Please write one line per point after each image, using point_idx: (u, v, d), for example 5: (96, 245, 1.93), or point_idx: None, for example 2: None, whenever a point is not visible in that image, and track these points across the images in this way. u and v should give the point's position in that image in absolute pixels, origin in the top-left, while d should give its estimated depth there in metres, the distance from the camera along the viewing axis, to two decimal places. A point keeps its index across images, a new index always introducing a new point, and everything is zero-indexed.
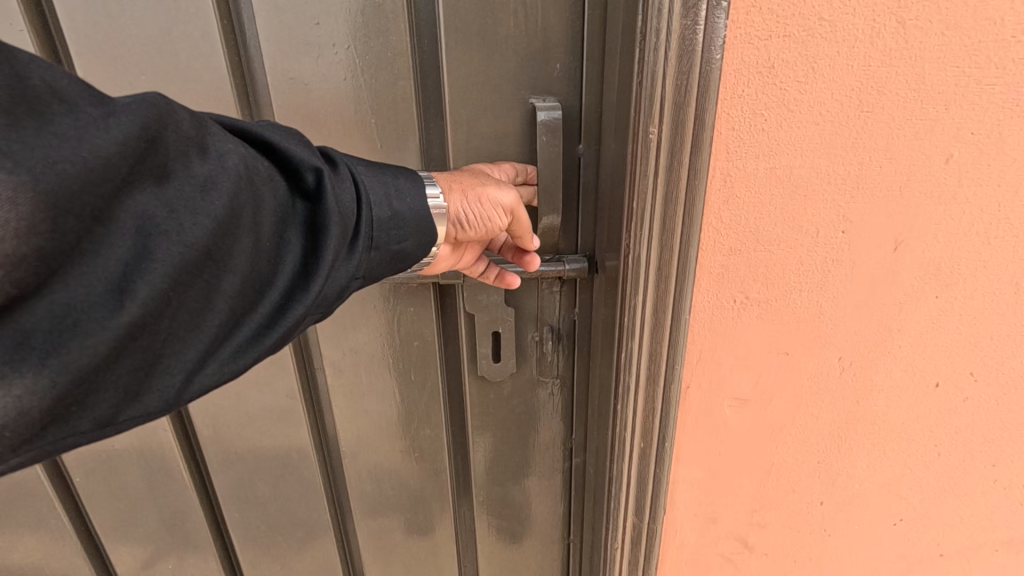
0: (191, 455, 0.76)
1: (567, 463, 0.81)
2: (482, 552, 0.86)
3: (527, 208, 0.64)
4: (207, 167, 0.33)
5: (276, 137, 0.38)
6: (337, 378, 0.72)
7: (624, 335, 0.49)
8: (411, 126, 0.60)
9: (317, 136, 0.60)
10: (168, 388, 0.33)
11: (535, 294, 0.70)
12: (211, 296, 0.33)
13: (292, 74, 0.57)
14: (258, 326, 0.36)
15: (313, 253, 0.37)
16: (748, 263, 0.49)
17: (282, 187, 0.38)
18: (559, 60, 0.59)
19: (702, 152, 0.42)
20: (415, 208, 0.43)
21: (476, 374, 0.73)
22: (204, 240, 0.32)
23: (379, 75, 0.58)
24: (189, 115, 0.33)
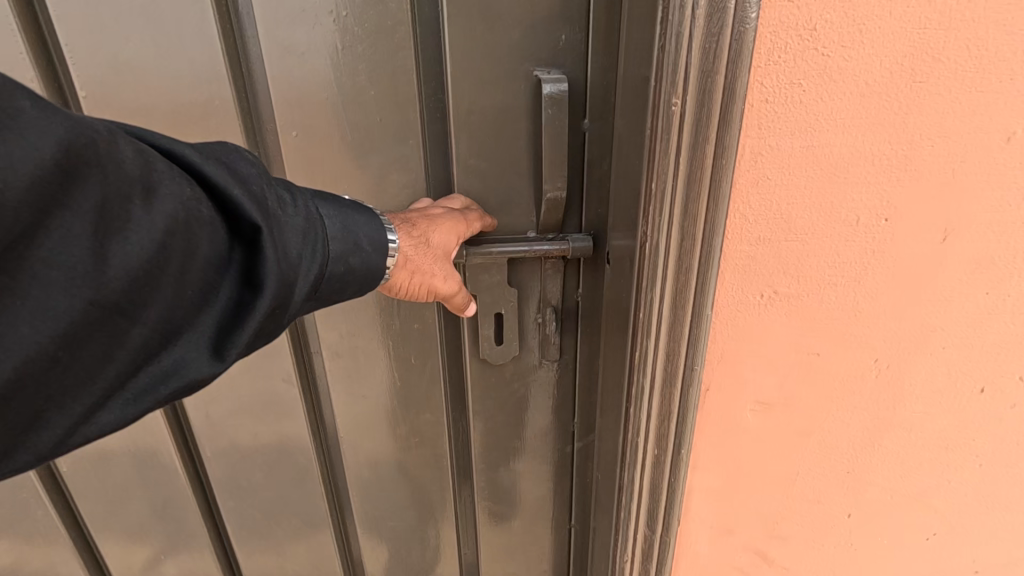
0: (183, 443, 0.73)
1: (569, 448, 0.79)
2: (483, 545, 0.83)
3: (532, 181, 0.63)
4: (142, 214, 0.30)
5: (225, 174, 0.35)
6: (333, 366, 0.69)
7: (637, 333, 0.45)
8: (411, 101, 0.57)
9: (313, 110, 0.56)
10: (46, 442, 0.31)
11: (539, 274, 0.67)
12: (113, 350, 0.31)
13: (286, 43, 0.53)
14: (160, 381, 0.33)
15: (241, 306, 0.35)
16: (778, 255, 0.43)
17: (222, 228, 0.35)
18: (565, 31, 0.57)
19: (732, 127, 0.37)
20: (369, 262, 0.45)
21: (478, 356, 0.70)
22: (115, 296, 0.30)
23: (378, 45, 0.54)
24: (132, 152, 0.31)
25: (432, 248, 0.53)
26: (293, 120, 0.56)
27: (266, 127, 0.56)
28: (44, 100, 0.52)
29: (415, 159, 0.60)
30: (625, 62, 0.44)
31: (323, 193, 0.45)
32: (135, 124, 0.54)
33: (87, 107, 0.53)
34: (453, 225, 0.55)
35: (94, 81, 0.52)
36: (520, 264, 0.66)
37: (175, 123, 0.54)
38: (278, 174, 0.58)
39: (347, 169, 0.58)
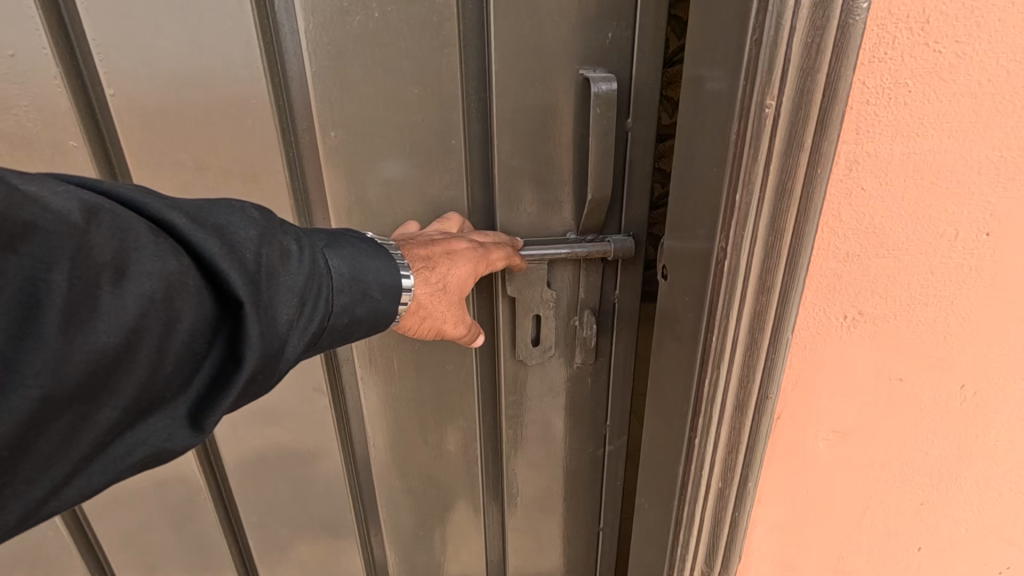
0: (205, 458, 0.70)
1: (599, 446, 0.83)
2: (512, 542, 0.86)
3: (576, 183, 0.65)
4: (113, 301, 0.33)
5: (213, 245, 0.38)
6: (370, 371, 0.69)
7: (709, 362, 0.41)
8: (455, 98, 0.58)
9: (355, 109, 0.56)
10: (19, 510, 0.34)
11: (577, 278, 0.71)
12: (80, 427, 0.33)
13: (332, 40, 0.53)
14: (135, 447, 0.37)
15: (222, 376, 0.39)
16: (866, 272, 0.40)
17: (208, 300, 0.38)
18: (611, 30, 0.61)
19: (831, 133, 0.33)
20: (372, 309, 0.49)
21: (515, 357, 0.73)
22: (82, 381, 0.32)
23: (424, 41, 0.55)
24: (108, 240, 0.34)
25: (448, 291, 0.57)
26: (331, 119, 0.56)
27: (304, 125, 0.56)
28: (67, 98, 0.51)
29: (456, 157, 0.61)
30: (690, 52, 0.39)
31: (320, 239, 0.48)
32: (166, 121, 0.53)
33: (115, 104, 0.52)
34: (474, 265, 0.58)
35: (122, 77, 0.51)
36: (560, 269, 0.70)
37: (209, 121, 0.54)
38: (317, 173, 0.58)
39: (389, 167, 0.59)
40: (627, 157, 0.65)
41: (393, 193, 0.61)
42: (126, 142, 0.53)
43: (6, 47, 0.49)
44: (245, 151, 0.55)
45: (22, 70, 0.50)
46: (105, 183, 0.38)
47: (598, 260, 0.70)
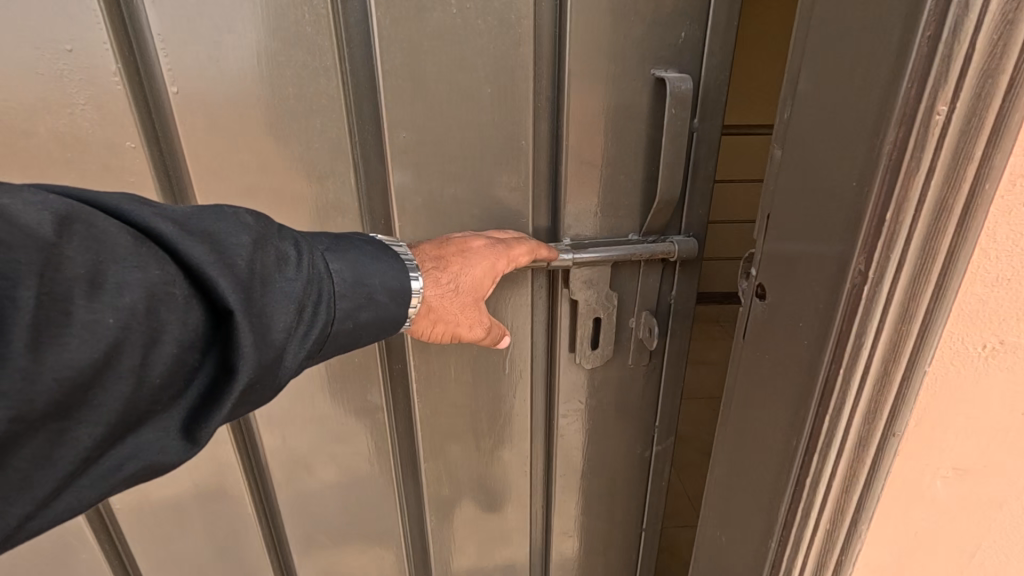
0: (249, 470, 0.70)
1: (649, 453, 0.82)
2: (558, 549, 0.86)
3: (644, 185, 0.62)
4: (89, 311, 0.32)
5: (199, 255, 0.37)
6: (425, 377, 0.68)
7: (842, 393, 0.38)
8: (526, 98, 0.55)
9: (424, 109, 0.54)
10: None
11: (637, 280, 0.67)
12: (60, 447, 0.32)
13: (406, 39, 0.51)
14: (125, 463, 0.36)
15: (215, 387, 0.38)
16: (1013, 299, 0.36)
17: (197, 310, 0.37)
18: (685, 27, 0.55)
19: (1004, 142, 0.31)
20: (377, 313, 0.48)
21: (573, 361, 0.70)
22: (59, 398, 0.31)
23: (498, 38, 0.52)
24: (82, 250, 0.33)
25: (462, 292, 0.56)
26: (402, 119, 0.54)
27: (370, 126, 0.55)
28: (127, 96, 0.49)
29: (524, 161, 0.58)
30: (784, 87, 0.40)
31: (317, 244, 0.47)
32: (231, 122, 0.51)
33: (176, 102, 0.50)
34: (490, 263, 0.56)
35: (187, 76, 0.49)
36: (622, 271, 0.66)
37: (276, 123, 0.52)
38: (384, 175, 0.57)
39: (454, 169, 0.57)
40: (695, 157, 0.61)
41: (457, 195, 0.59)
42: (190, 145, 0.51)
43: (64, 42, 0.46)
44: (312, 151, 0.54)
45: (80, 67, 0.47)
46: (80, 188, 0.36)
47: (659, 260, 0.66)
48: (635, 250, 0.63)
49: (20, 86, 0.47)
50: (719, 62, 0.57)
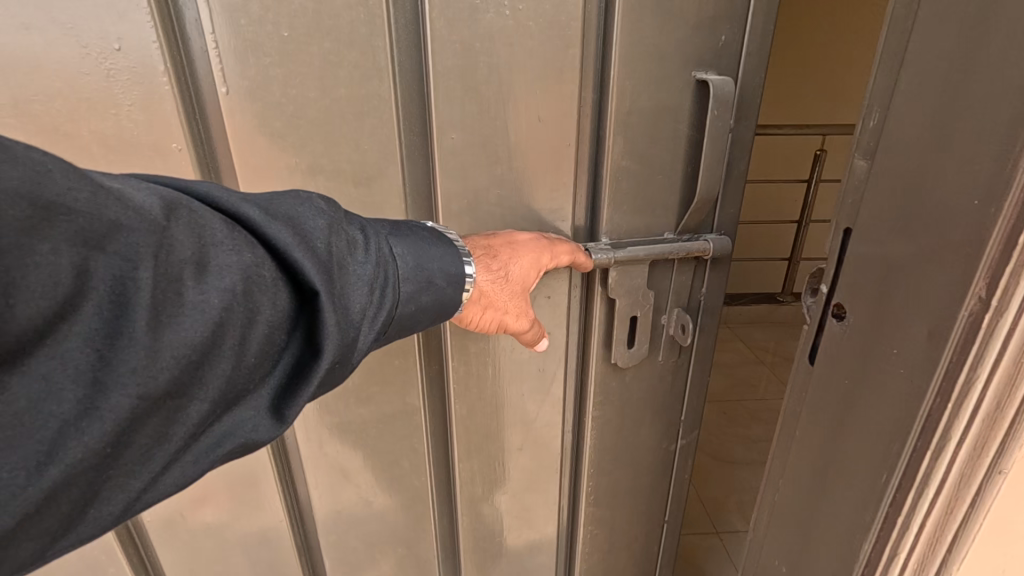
0: (283, 477, 0.69)
1: (675, 446, 0.85)
2: (584, 544, 0.87)
3: (681, 185, 0.64)
4: (198, 294, 0.32)
5: (285, 239, 0.37)
6: (463, 377, 0.69)
7: (949, 430, 0.39)
8: (574, 101, 0.56)
9: (474, 110, 0.54)
10: (107, 518, 0.32)
11: (671, 279, 0.69)
12: (174, 426, 0.33)
13: (461, 40, 0.52)
14: (223, 438, 0.37)
15: (300, 367, 0.39)
16: None
17: (285, 291, 0.37)
18: (725, 31, 0.58)
19: None
20: (436, 295, 0.48)
21: (609, 360, 0.72)
22: (174, 379, 0.32)
23: (550, 42, 0.54)
24: (186, 231, 0.33)
25: (510, 281, 0.57)
26: (453, 121, 0.54)
27: (420, 128, 0.55)
28: (175, 97, 0.47)
29: (569, 162, 0.59)
30: (868, 101, 0.44)
31: (382, 226, 0.47)
32: (282, 125, 0.50)
33: (227, 104, 0.49)
34: (536, 256, 0.58)
35: (239, 76, 0.48)
36: (658, 270, 0.68)
37: (327, 125, 0.51)
38: (432, 177, 0.57)
39: (499, 171, 0.58)
40: (731, 159, 0.64)
41: (502, 196, 0.59)
42: (240, 146, 0.50)
43: (112, 40, 0.44)
44: (361, 155, 0.53)
45: (127, 67, 0.45)
46: (172, 179, 0.37)
47: (692, 258, 0.68)
48: (670, 249, 0.65)
49: (65, 88, 0.45)
50: (754, 63, 0.60)
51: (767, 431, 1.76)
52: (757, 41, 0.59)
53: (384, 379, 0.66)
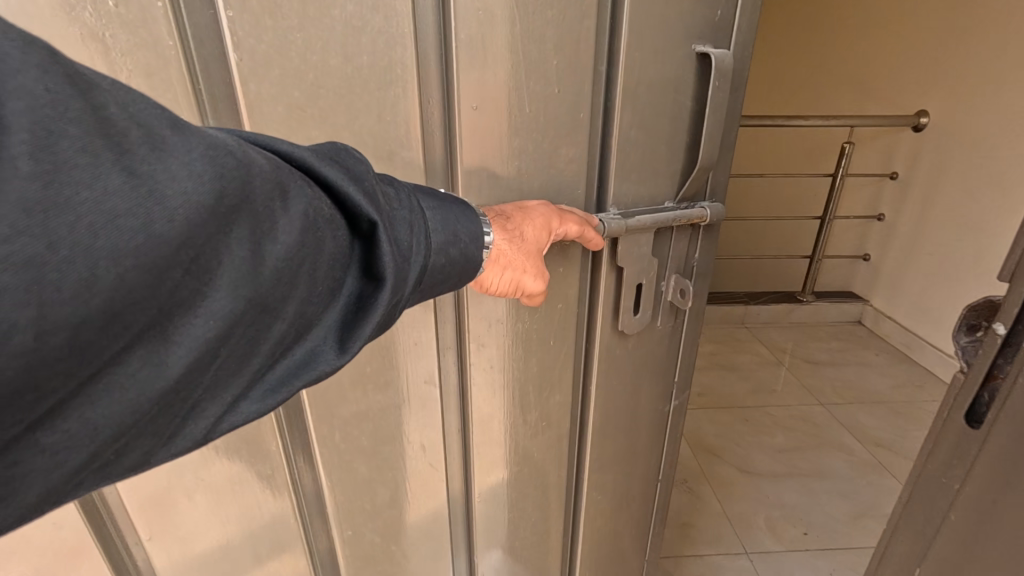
0: (294, 472, 0.67)
1: (670, 407, 0.90)
2: (589, 511, 0.90)
3: (680, 155, 0.67)
4: (285, 220, 0.38)
5: (341, 177, 0.43)
6: (479, 355, 0.69)
7: None
8: (588, 71, 0.58)
9: (495, 80, 0.54)
10: (208, 421, 0.40)
11: (671, 246, 0.72)
12: (264, 341, 0.39)
13: (483, 7, 0.51)
14: (297, 363, 0.44)
15: (360, 301, 0.45)
16: None
17: (343, 228, 0.43)
18: (721, 6, 0.61)
19: None
20: (467, 250, 0.52)
21: (616, 328, 0.75)
22: (268, 295, 0.38)
23: (567, 11, 0.54)
24: (265, 161, 0.38)
25: (524, 243, 0.57)
26: (474, 91, 0.54)
27: (440, 99, 0.54)
28: (180, 62, 0.44)
29: (582, 132, 0.60)
30: None
31: (420, 190, 0.51)
32: (302, 96, 0.48)
33: (239, 71, 0.46)
34: (546, 219, 0.58)
35: (255, 41, 0.45)
36: (659, 237, 0.71)
37: (350, 98, 0.50)
38: (451, 150, 0.56)
39: (518, 144, 0.58)
40: (725, 129, 0.68)
41: (521, 168, 0.59)
42: (251, 116, 0.47)
43: None
44: (382, 126, 0.52)
45: (127, 26, 0.42)
46: (245, 131, 0.41)
47: (689, 225, 0.72)
48: (671, 216, 0.68)
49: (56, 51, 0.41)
50: (743, 39, 0.64)
51: (789, 438, 1.87)
52: (746, 17, 0.63)
53: (399, 360, 0.65)
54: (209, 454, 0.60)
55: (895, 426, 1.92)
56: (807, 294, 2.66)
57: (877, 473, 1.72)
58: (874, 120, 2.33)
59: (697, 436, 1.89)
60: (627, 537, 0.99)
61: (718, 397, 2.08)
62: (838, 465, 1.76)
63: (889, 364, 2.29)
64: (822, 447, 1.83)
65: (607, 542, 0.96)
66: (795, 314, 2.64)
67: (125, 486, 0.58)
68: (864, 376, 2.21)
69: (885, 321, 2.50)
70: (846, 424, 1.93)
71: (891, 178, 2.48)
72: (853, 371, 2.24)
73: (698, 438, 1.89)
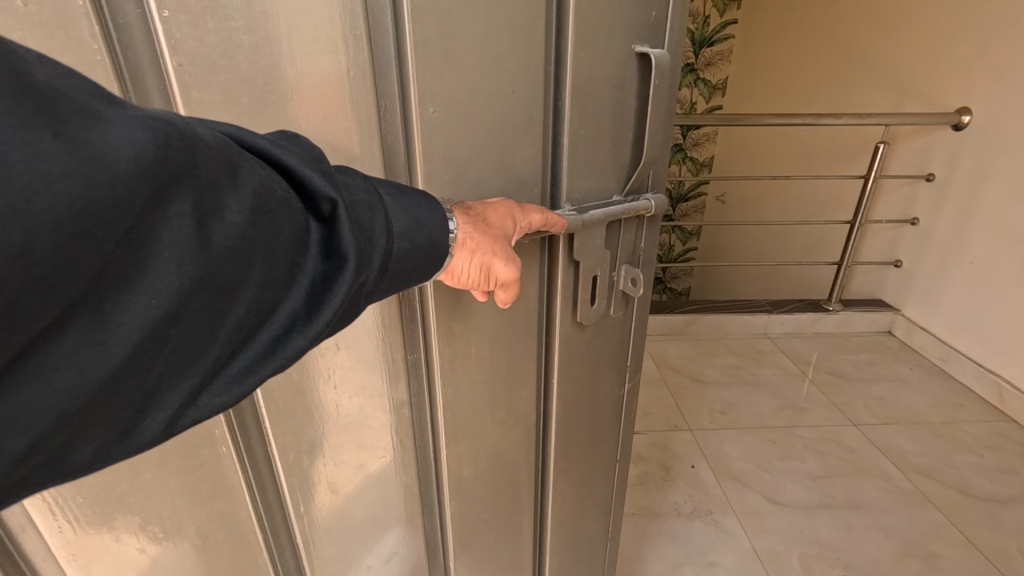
0: (259, 496, 0.62)
1: (625, 390, 0.94)
2: (557, 499, 0.92)
3: (626, 151, 0.70)
4: (235, 198, 0.36)
5: (294, 160, 0.41)
6: (447, 362, 0.67)
7: None
8: (539, 71, 0.58)
9: (453, 83, 0.53)
10: (165, 415, 0.38)
11: (619, 237, 0.75)
12: (217, 326, 0.37)
13: (438, 8, 0.50)
14: (259, 356, 0.41)
15: (323, 287, 0.42)
16: None
17: (300, 211, 0.41)
18: (655, 8, 0.65)
19: None
20: (432, 236, 0.50)
21: (575, 320, 0.77)
22: (217, 276, 0.36)
23: (518, 11, 0.54)
24: (213, 136, 0.36)
25: (490, 228, 0.56)
26: (432, 93, 0.52)
27: (399, 102, 0.52)
28: (110, 69, 0.40)
29: (536, 130, 0.61)
30: None
31: (380, 178, 0.49)
32: (252, 101, 0.46)
33: (180, 77, 0.42)
34: (511, 211, 0.59)
35: (197, 44, 0.42)
36: (608, 229, 0.74)
37: (304, 103, 0.48)
38: (410, 153, 0.55)
39: (476, 144, 0.57)
40: (665, 125, 0.72)
41: (480, 169, 0.59)
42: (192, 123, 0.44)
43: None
44: (338, 133, 0.50)
45: (43, 29, 0.37)
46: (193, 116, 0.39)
47: (635, 216, 0.75)
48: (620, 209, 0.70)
49: None
50: (674, 38, 0.69)
51: (823, 464, 1.90)
52: (675, 18, 0.67)
53: (366, 377, 0.64)
54: (164, 497, 0.55)
55: (934, 450, 1.95)
56: (835, 302, 2.71)
57: (923, 506, 1.73)
58: (904, 116, 2.26)
59: (719, 460, 1.94)
60: (593, 518, 1.03)
61: (742, 416, 2.15)
62: (879, 494, 1.78)
63: (919, 378, 2.34)
64: (862, 475, 1.85)
65: (575, 525, 0.99)
66: (823, 324, 2.71)
67: (68, 542, 0.52)
68: (900, 395, 2.24)
69: (917, 331, 2.52)
70: (883, 446, 1.98)
71: (927, 178, 2.39)
72: (883, 389, 2.28)
73: (722, 465, 1.92)
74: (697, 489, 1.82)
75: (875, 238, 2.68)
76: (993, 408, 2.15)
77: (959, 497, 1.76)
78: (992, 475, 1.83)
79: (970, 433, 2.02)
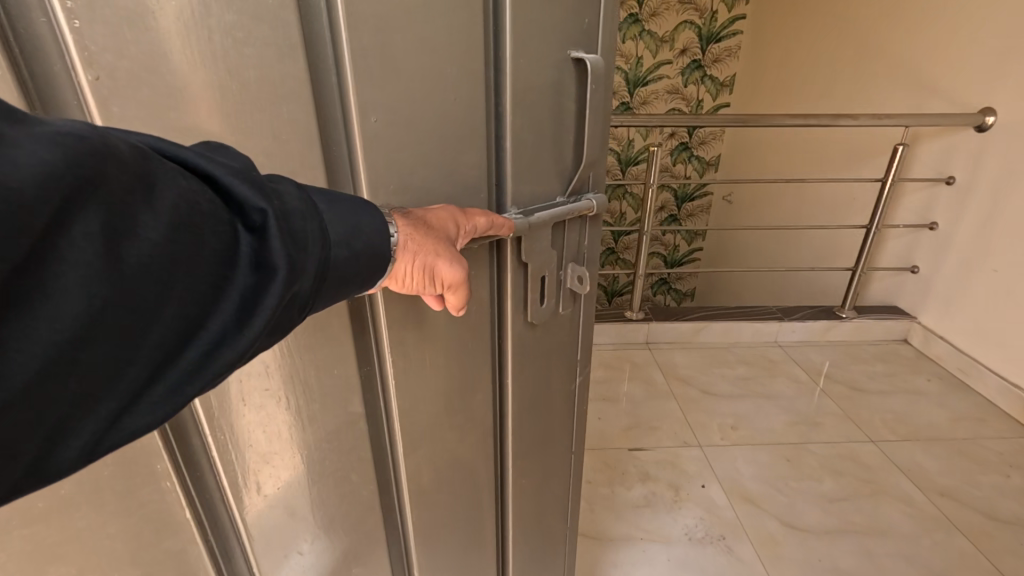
0: (207, 533, 0.59)
1: (576, 385, 0.97)
2: (517, 495, 0.94)
3: (567, 153, 0.72)
4: (151, 212, 0.34)
5: (219, 171, 0.39)
6: (401, 371, 0.66)
7: None
8: (479, 76, 0.58)
9: (393, 91, 0.52)
10: (82, 441, 0.35)
11: (563, 236, 0.78)
12: (137, 346, 0.35)
13: (374, 14, 0.49)
14: (186, 374, 0.39)
15: (253, 300, 0.40)
16: None
17: (228, 222, 0.39)
18: (588, 15, 0.67)
19: None
20: (370, 242, 0.49)
21: (527, 320, 0.79)
22: (134, 293, 0.34)
23: (454, 16, 0.54)
24: (129, 149, 0.34)
25: (433, 230, 0.55)
26: (373, 102, 0.51)
27: (338, 110, 0.51)
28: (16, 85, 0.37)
29: (478, 134, 0.61)
30: None
31: (317, 187, 0.47)
32: (178, 113, 0.43)
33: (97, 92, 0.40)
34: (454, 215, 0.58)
35: (113, 55, 0.40)
36: (554, 230, 0.75)
37: (236, 112, 0.45)
38: (351, 162, 0.53)
39: (419, 150, 0.57)
40: (602, 127, 0.74)
41: (423, 176, 0.58)
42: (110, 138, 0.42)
43: None
44: (276, 143, 0.48)
45: None
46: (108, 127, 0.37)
47: (579, 217, 0.78)
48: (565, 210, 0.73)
49: None
50: (607, 43, 0.71)
51: (839, 486, 1.99)
52: (606, 24, 0.70)
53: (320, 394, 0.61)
54: (100, 542, 0.50)
55: (958, 470, 2.05)
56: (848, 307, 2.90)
57: (948, 531, 1.80)
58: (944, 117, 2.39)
59: (734, 481, 2.02)
60: (552, 511, 1.06)
61: (752, 430, 2.27)
62: (900, 518, 1.86)
63: (935, 392, 2.48)
64: (881, 498, 1.94)
65: (535, 519, 1.01)
66: (834, 333, 2.89)
67: None
68: (915, 410, 2.37)
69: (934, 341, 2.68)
70: (903, 464, 2.08)
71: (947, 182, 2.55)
72: (899, 403, 2.42)
73: (736, 483, 2.01)
74: (707, 511, 1.90)
75: (897, 241, 2.85)
76: (1010, 421, 2.28)
77: (976, 517, 1.85)
78: (1015, 496, 1.92)
79: (993, 452, 2.13)
